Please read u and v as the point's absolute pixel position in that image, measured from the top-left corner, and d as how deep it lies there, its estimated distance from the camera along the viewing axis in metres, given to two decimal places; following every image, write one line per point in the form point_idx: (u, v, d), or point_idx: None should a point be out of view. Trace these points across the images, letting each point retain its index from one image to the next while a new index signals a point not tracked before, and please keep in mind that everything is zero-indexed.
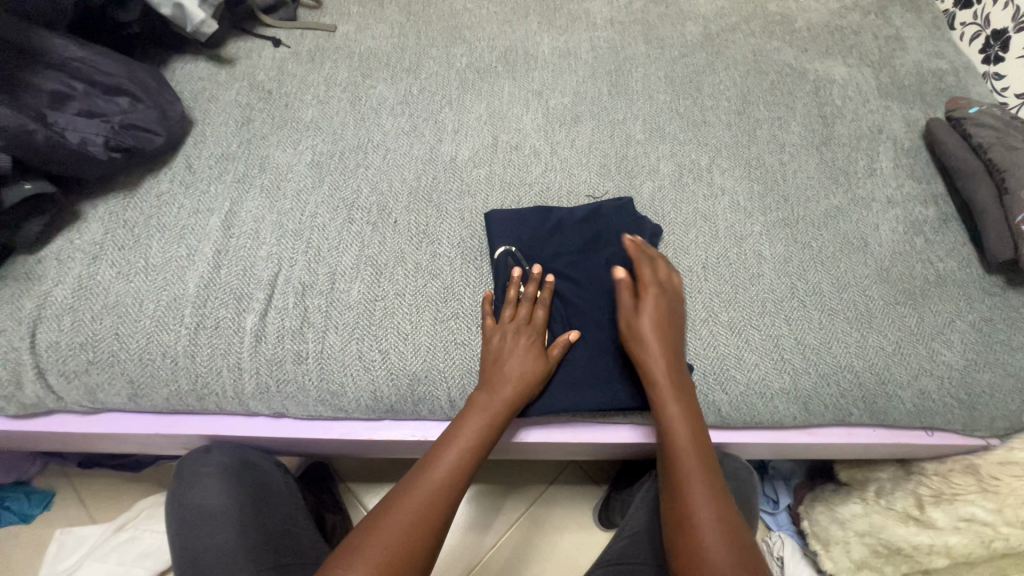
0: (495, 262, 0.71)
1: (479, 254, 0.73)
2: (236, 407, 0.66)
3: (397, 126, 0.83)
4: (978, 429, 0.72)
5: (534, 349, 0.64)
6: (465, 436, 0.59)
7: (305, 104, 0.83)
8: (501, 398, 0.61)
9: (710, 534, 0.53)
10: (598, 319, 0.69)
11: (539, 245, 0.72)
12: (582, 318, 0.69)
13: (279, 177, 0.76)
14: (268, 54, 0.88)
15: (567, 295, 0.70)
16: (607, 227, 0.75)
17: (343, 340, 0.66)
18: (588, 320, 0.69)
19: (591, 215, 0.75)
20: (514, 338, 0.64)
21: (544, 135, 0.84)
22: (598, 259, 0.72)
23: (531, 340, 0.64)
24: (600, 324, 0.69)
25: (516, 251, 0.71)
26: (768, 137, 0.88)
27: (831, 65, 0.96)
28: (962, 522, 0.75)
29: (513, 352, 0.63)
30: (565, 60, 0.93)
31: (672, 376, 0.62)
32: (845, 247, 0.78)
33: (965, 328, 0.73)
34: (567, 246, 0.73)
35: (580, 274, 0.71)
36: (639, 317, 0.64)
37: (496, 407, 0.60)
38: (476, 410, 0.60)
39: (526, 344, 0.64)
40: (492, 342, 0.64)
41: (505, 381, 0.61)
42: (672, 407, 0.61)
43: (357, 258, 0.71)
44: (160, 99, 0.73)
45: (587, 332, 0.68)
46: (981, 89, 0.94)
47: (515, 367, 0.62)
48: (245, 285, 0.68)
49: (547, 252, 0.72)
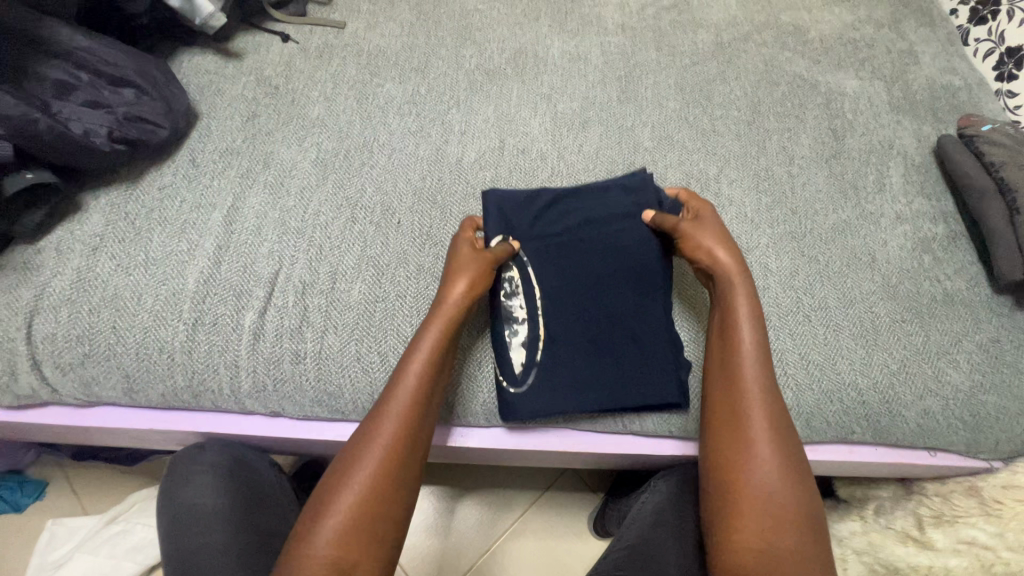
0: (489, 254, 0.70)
1: None
2: (232, 405, 0.66)
3: (403, 125, 0.82)
4: (981, 451, 0.71)
5: (465, 277, 0.62)
6: (410, 382, 0.57)
7: (312, 101, 0.83)
8: (435, 333, 0.59)
9: (763, 458, 0.54)
10: (597, 328, 0.68)
11: (537, 232, 0.71)
12: (584, 325, 0.68)
13: (283, 174, 0.75)
14: (277, 50, 0.88)
15: (568, 302, 0.68)
16: (607, 210, 0.73)
17: (342, 341, 0.65)
18: (590, 326, 0.68)
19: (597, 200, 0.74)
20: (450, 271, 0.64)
21: (551, 139, 0.84)
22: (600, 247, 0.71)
23: (463, 268, 0.63)
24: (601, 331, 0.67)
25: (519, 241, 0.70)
26: (778, 149, 0.87)
27: (843, 78, 0.95)
28: (963, 544, 0.75)
29: (448, 284, 0.62)
30: (575, 64, 0.93)
31: (739, 299, 0.62)
32: (853, 262, 0.77)
33: (971, 348, 0.72)
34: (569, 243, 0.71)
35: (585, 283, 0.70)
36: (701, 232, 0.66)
37: (433, 342, 0.59)
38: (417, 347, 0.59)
39: (458, 274, 0.63)
40: None
41: (441, 314, 0.60)
42: (747, 335, 0.60)
43: (358, 258, 0.70)
44: (166, 91, 0.72)
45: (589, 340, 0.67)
46: (994, 106, 0.93)
47: (449, 302, 0.61)
48: (245, 282, 0.67)
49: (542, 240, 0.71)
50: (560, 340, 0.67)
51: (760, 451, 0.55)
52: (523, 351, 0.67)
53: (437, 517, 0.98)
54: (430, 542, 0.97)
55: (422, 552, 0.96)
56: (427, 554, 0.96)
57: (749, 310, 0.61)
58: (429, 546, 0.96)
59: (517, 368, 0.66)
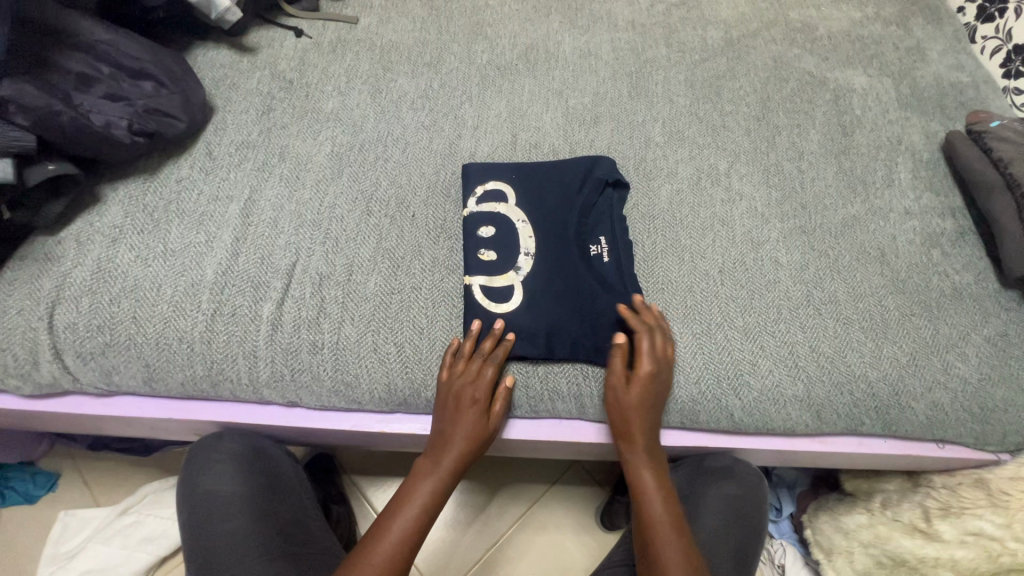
0: (469, 215, 0.73)
1: (479, 247, 0.71)
2: (250, 395, 0.66)
3: (417, 120, 0.83)
4: (989, 443, 0.72)
5: (474, 423, 0.62)
6: (405, 517, 0.60)
7: (326, 95, 0.83)
8: (427, 486, 0.62)
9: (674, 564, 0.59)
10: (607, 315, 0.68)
11: (501, 259, 0.71)
12: (588, 309, 0.68)
13: (298, 167, 0.76)
14: (290, 44, 0.88)
15: (568, 284, 0.69)
16: (587, 275, 0.70)
17: (359, 332, 0.66)
18: (595, 310, 0.68)
19: (575, 291, 0.69)
20: (449, 425, 0.62)
21: (563, 134, 0.84)
22: (583, 230, 0.74)
23: (473, 414, 0.62)
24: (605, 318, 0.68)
25: (519, 292, 0.69)
26: (787, 144, 0.88)
27: (851, 75, 0.96)
28: (969, 536, 0.75)
29: (446, 441, 0.62)
30: (586, 60, 0.93)
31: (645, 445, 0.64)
32: (863, 256, 0.78)
33: (979, 342, 0.72)
34: (548, 251, 0.72)
35: (598, 275, 0.71)
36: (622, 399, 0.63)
37: (429, 487, 0.62)
38: (409, 496, 0.62)
39: (463, 429, 0.62)
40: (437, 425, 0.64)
41: (438, 466, 0.62)
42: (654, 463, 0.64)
43: (374, 250, 0.71)
44: (183, 85, 0.73)
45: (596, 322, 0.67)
46: (1002, 103, 0.94)
47: (447, 459, 0.62)
48: (262, 274, 0.68)
49: (532, 269, 0.70)
50: (563, 325, 0.67)
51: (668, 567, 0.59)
52: (512, 311, 0.68)
53: (446, 511, 0.99)
54: (439, 535, 0.98)
55: (431, 545, 0.97)
56: (437, 547, 0.97)
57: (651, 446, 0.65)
58: (437, 539, 0.97)
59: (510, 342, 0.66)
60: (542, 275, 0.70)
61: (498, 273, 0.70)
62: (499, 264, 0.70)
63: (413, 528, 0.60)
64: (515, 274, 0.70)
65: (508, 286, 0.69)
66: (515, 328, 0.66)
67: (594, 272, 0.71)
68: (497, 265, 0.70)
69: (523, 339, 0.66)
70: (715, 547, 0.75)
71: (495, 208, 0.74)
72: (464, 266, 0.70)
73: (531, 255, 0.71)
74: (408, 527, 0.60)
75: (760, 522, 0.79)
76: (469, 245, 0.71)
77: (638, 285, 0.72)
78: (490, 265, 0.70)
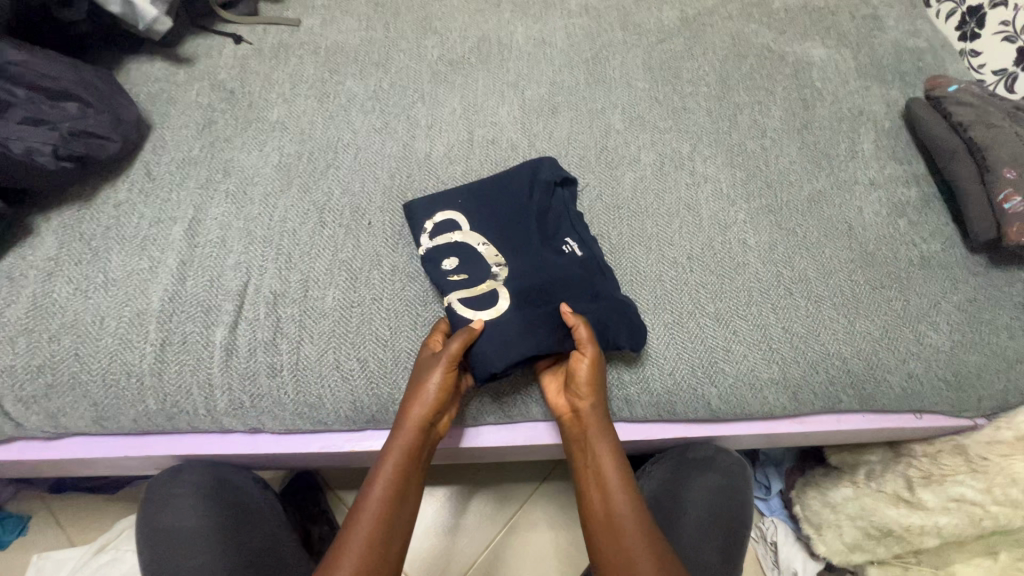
0: (426, 254, 0.68)
1: (446, 274, 0.67)
2: (208, 425, 0.63)
3: (367, 123, 0.80)
4: (966, 409, 0.72)
5: (432, 402, 0.58)
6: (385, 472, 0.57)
7: (271, 103, 0.80)
8: (378, 490, 0.56)
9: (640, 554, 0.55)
10: (603, 304, 0.66)
11: (477, 281, 0.66)
12: (585, 303, 0.65)
13: (246, 182, 0.73)
14: (229, 52, 0.84)
15: (553, 281, 0.66)
16: (565, 274, 0.67)
17: (319, 350, 0.63)
18: (593, 305, 0.65)
19: (561, 288, 0.66)
20: (421, 375, 0.59)
21: (521, 128, 0.82)
22: (548, 235, 0.71)
23: (431, 394, 0.58)
24: (594, 306, 0.66)
25: (504, 293, 0.65)
26: (749, 122, 0.86)
27: (809, 47, 0.95)
28: (952, 502, 0.76)
29: (417, 388, 0.58)
30: (540, 49, 0.91)
31: (600, 426, 0.62)
32: (830, 231, 0.77)
33: (950, 309, 0.72)
34: (517, 261, 0.68)
35: (574, 270, 0.68)
36: (586, 373, 0.62)
37: (404, 441, 0.57)
38: (363, 507, 0.55)
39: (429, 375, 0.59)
40: (413, 377, 0.60)
41: (411, 420, 0.58)
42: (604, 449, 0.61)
43: (330, 262, 0.68)
44: (113, 103, 0.69)
45: (595, 315, 0.64)
46: (959, 66, 0.94)
47: (400, 440, 0.57)
48: (213, 297, 0.64)
49: (511, 273, 0.67)
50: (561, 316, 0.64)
51: (625, 535, 0.56)
52: (502, 312, 0.64)
53: (436, 516, 0.98)
54: (431, 542, 0.96)
55: (423, 553, 0.95)
56: (429, 554, 0.95)
57: (602, 425, 0.62)
58: (430, 546, 0.96)
59: (506, 346, 0.61)
60: (523, 278, 0.67)
61: (477, 288, 0.66)
62: (474, 281, 0.66)
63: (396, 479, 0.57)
64: (495, 283, 0.66)
65: (491, 291, 0.66)
66: (491, 329, 0.62)
67: (569, 270, 0.68)
68: (471, 279, 0.66)
69: (520, 345, 0.61)
70: (702, 535, 0.75)
71: (450, 238, 0.69)
72: (441, 286, 0.66)
73: (500, 260, 0.68)
74: (364, 547, 0.53)
75: (744, 505, 0.78)
76: (434, 279, 0.67)
77: (613, 275, 0.70)
78: (466, 283, 0.66)
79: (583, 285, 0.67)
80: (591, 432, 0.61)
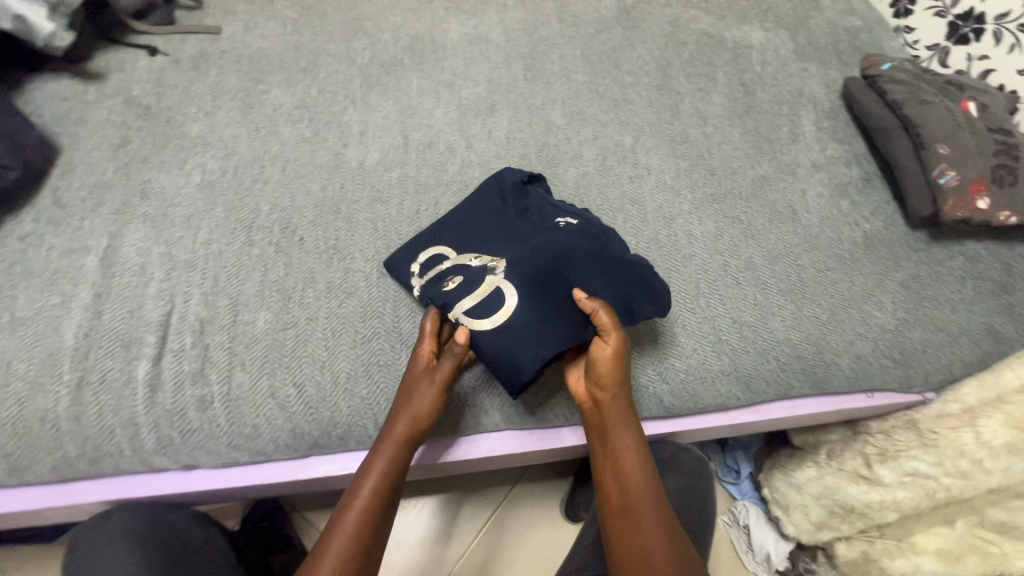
0: (421, 287, 0.64)
1: (444, 285, 0.62)
2: (136, 467, 0.59)
3: (296, 133, 0.76)
4: (915, 385, 0.72)
5: (424, 411, 0.57)
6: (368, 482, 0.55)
7: (191, 117, 0.75)
8: (359, 509, 0.53)
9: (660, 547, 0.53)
10: (620, 271, 0.62)
11: (480, 280, 0.62)
12: (602, 271, 0.61)
13: (166, 203, 0.68)
14: (144, 65, 0.80)
15: (560, 253, 0.62)
16: (568, 244, 0.63)
17: (252, 378, 0.60)
18: (610, 274, 0.61)
19: (568, 260, 0.61)
20: (410, 386, 0.58)
21: (458, 129, 0.79)
22: (541, 219, 0.67)
23: (424, 405, 0.57)
24: (609, 280, 0.61)
25: (508, 289, 0.61)
26: (690, 110, 0.85)
27: (748, 31, 0.94)
28: (908, 476, 0.76)
29: (407, 397, 0.57)
30: (476, 45, 0.88)
31: (621, 417, 0.58)
32: (775, 216, 0.77)
33: (894, 288, 0.73)
34: (514, 247, 0.64)
35: (574, 241, 0.63)
36: (608, 361, 0.57)
37: (391, 450, 0.56)
38: (343, 518, 0.53)
39: (417, 384, 0.58)
40: (405, 386, 0.58)
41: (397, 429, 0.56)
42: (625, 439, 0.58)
43: (260, 284, 0.65)
44: (10, 130, 0.65)
45: (614, 289, 0.60)
46: (894, 43, 0.95)
47: (387, 448, 0.56)
48: (133, 330, 0.60)
49: (512, 258, 0.63)
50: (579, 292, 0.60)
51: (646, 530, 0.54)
52: (514, 311, 0.60)
53: (409, 528, 0.94)
54: (405, 555, 0.93)
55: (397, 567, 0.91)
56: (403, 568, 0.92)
57: (624, 415, 0.59)
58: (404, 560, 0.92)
59: (526, 351, 0.58)
60: (525, 260, 0.62)
61: (478, 289, 0.61)
62: (473, 283, 0.62)
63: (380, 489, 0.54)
64: (495, 278, 0.62)
65: (494, 288, 0.61)
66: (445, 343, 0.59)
67: (570, 241, 0.63)
68: (470, 283, 0.62)
69: (541, 346, 0.57)
70: None
71: (443, 264, 0.65)
72: (443, 300, 0.61)
73: (494, 255, 0.64)
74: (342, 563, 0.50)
75: (708, 499, 0.78)
76: (433, 296, 0.62)
77: (618, 241, 0.66)
78: (465, 288, 0.62)
79: (591, 254, 0.62)
80: (612, 422, 0.58)
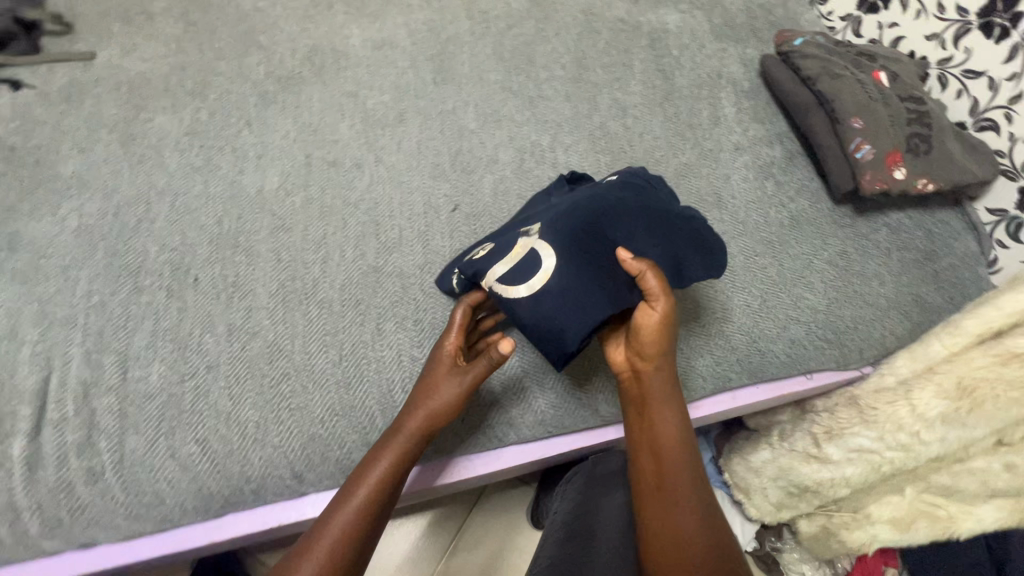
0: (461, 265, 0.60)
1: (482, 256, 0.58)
2: (25, 553, 0.53)
3: (185, 162, 0.70)
4: (851, 362, 0.71)
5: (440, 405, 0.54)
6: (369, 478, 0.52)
7: (63, 155, 0.69)
8: (359, 500, 0.51)
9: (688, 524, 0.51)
10: (671, 225, 0.58)
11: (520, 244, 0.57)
12: (653, 225, 0.57)
13: (37, 255, 0.62)
14: (6, 101, 0.72)
15: (604, 208, 0.58)
16: (613, 198, 0.59)
17: (147, 440, 0.55)
18: (662, 228, 0.58)
19: (612, 215, 0.57)
20: (430, 379, 0.55)
21: (364, 143, 0.74)
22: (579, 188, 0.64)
23: (444, 398, 0.54)
24: (658, 238, 0.57)
25: (543, 248, 0.55)
26: (609, 102, 0.82)
27: (663, 14, 0.92)
28: (854, 453, 0.74)
29: (430, 388, 0.55)
30: (380, 51, 0.83)
31: (661, 393, 0.56)
32: (700, 205, 0.75)
33: (823, 267, 0.72)
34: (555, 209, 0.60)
35: (616, 195, 0.59)
36: (652, 331, 0.55)
37: (399, 443, 0.53)
38: (338, 509, 0.51)
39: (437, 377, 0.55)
40: (427, 376, 0.56)
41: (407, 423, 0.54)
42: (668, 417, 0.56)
43: (151, 334, 0.59)
44: None
45: (665, 243, 0.57)
46: (809, 16, 0.94)
47: (396, 441, 0.53)
48: (5, 403, 0.54)
49: (550, 217, 0.58)
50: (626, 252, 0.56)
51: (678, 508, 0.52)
52: (551, 275, 0.54)
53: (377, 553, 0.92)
54: None
55: None
56: None
57: (665, 391, 0.56)
58: None
59: (571, 317, 0.54)
60: (563, 219, 0.57)
61: (513, 254, 0.56)
62: (508, 249, 0.57)
63: (383, 482, 0.52)
64: (528, 239, 0.57)
65: (528, 248, 0.56)
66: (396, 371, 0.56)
67: (611, 195, 0.59)
68: (506, 248, 0.58)
69: (588, 313, 0.54)
70: None
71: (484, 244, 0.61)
72: (474, 269, 0.57)
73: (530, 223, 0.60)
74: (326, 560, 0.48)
75: None
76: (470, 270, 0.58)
77: (664, 193, 0.63)
78: (504, 253, 0.57)
79: (635, 209, 0.58)
80: (652, 398, 0.56)
